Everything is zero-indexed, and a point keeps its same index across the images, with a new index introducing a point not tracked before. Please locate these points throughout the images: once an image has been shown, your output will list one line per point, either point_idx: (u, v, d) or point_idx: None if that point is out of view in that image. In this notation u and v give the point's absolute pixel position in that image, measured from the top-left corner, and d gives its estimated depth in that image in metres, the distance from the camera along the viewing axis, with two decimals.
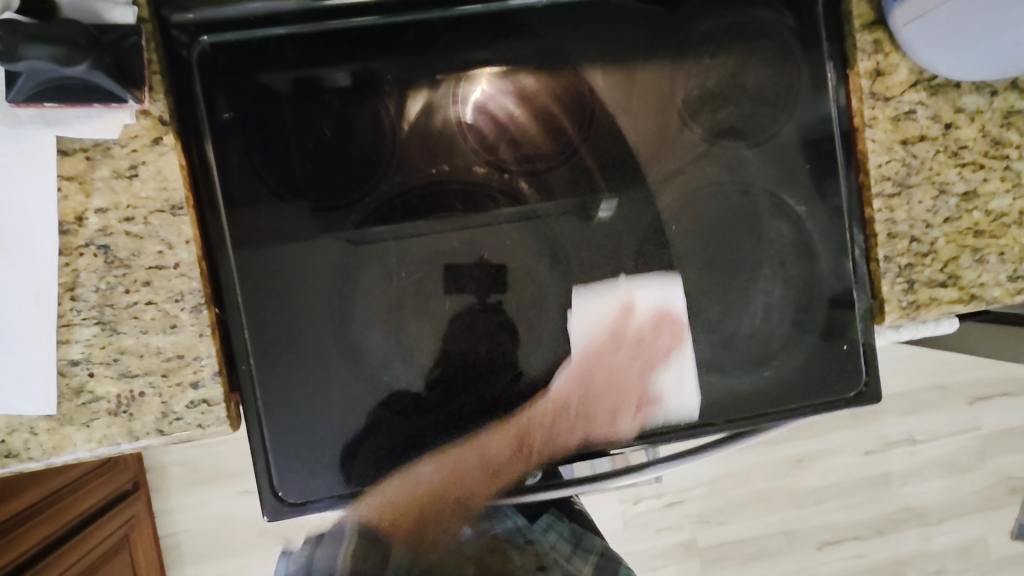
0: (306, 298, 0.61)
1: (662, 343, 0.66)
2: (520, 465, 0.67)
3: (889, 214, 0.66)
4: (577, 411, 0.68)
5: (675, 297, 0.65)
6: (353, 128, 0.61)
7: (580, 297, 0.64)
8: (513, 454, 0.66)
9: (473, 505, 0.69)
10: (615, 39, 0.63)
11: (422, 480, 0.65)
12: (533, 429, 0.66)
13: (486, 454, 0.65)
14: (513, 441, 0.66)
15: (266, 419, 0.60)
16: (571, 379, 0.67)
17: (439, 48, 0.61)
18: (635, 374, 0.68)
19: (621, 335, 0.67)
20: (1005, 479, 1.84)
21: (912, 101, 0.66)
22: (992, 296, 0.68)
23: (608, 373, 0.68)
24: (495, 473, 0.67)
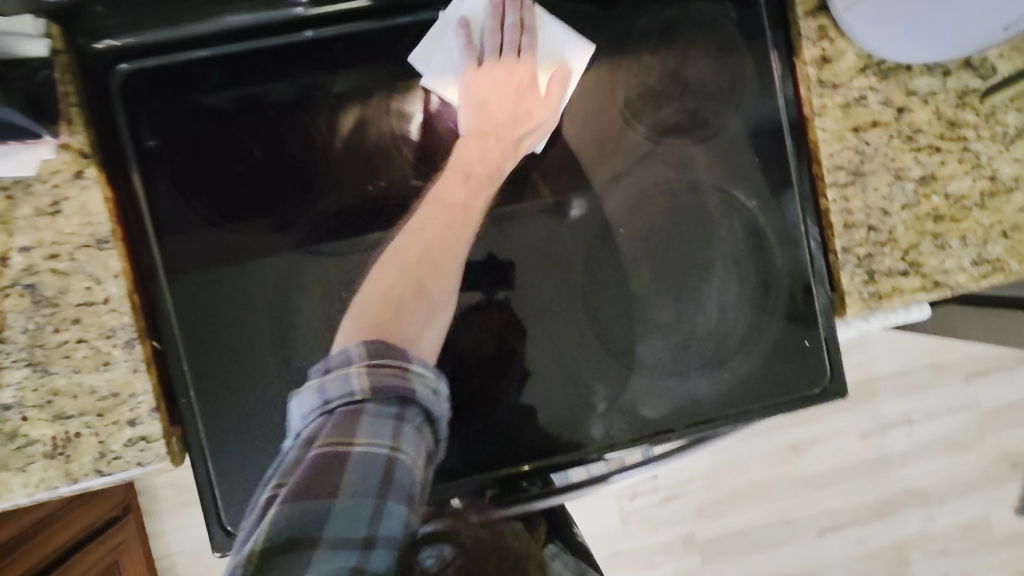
0: (245, 325, 0.59)
1: (516, 25, 0.60)
2: (481, 200, 0.58)
3: (845, 204, 0.64)
4: (492, 133, 0.59)
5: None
6: (283, 147, 0.59)
7: (418, 59, 0.59)
8: (468, 184, 0.58)
9: (449, 269, 0.56)
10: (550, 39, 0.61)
11: (376, 298, 0.53)
12: (472, 167, 0.58)
13: (443, 202, 0.57)
14: (461, 180, 0.58)
15: (212, 451, 0.59)
16: (467, 120, 0.60)
17: (369, 60, 0.59)
18: (524, 92, 0.60)
19: (486, 51, 0.60)
20: (1005, 455, 1.82)
21: (862, 86, 0.64)
22: (956, 281, 0.67)
23: (495, 81, 0.60)
24: (455, 212, 0.57)
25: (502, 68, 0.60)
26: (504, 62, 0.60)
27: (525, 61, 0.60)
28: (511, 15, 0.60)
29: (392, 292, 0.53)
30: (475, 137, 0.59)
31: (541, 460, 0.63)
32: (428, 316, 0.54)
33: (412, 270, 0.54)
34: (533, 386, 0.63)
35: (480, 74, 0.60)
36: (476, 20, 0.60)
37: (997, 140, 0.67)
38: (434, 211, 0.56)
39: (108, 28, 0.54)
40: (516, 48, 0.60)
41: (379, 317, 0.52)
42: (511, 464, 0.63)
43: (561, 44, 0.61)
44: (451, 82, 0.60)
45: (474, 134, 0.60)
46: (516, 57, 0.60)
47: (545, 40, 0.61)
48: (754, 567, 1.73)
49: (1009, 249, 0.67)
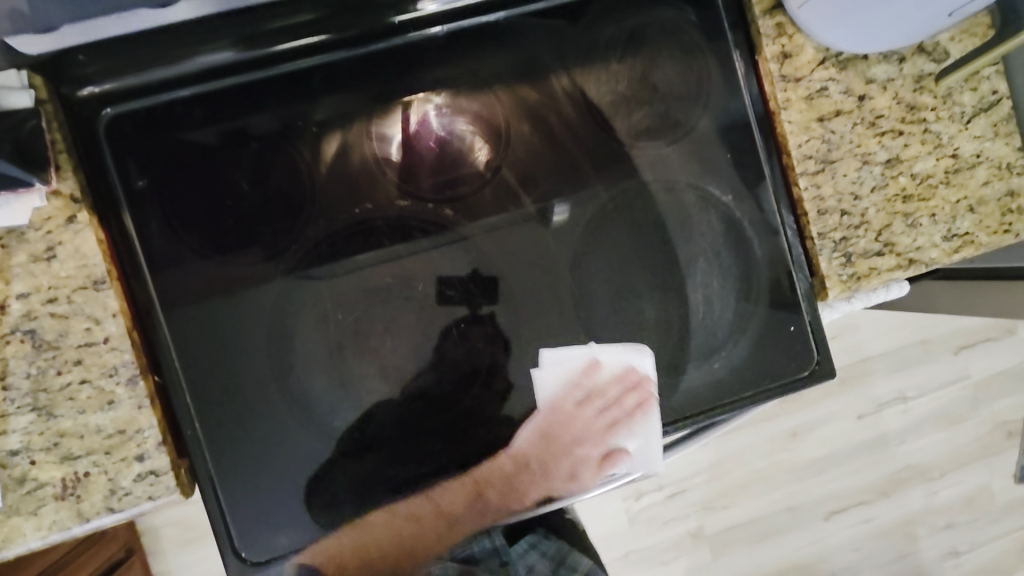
0: (244, 354, 0.60)
1: (632, 409, 0.66)
2: (487, 523, 0.66)
3: (816, 191, 0.67)
4: (534, 471, 0.65)
5: (633, 271, 0.66)
6: (269, 177, 0.61)
7: (547, 356, 0.64)
8: (470, 503, 0.64)
9: (424, 550, 0.67)
10: (520, 55, 0.63)
11: (405, 511, 0.63)
12: (489, 484, 0.64)
13: (441, 507, 0.64)
14: (464, 490, 0.64)
15: (221, 480, 0.60)
16: (532, 438, 0.64)
17: (347, 86, 0.61)
18: (598, 432, 0.66)
19: (585, 399, 0.65)
20: (999, 424, 1.85)
21: (823, 78, 0.67)
22: (929, 258, 0.69)
23: (573, 438, 0.65)
24: (444, 515, 0.64)
25: (598, 419, 0.66)
26: (595, 413, 0.66)
27: (587, 407, 0.65)
28: (634, 384, 0.65)
29: (421, 512, 0.63)
30: (545, 438, 0.65)
31: (544, 464, 0.64)
32: (418, 552, 0.66)
33: (440, 516, 0.64)
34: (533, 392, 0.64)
35: (582, 407, 0.65)
36: (604, 370, 0.65)
37: (955, 119, 0.70)
38: (478, 483, 0.64)
39: (90, 74, 0.56)
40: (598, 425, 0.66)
41: (371, 544, 0.63)
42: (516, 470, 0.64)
43: (636, 456, 0.66)
44: (574, 364, 0.65)
45: (537, 432, 0.64)
46: (620, 384, 0.65)
47: (633, 454, 0.66)
48: (764, 556, 1.74)
49: (976, 223, 0.70)
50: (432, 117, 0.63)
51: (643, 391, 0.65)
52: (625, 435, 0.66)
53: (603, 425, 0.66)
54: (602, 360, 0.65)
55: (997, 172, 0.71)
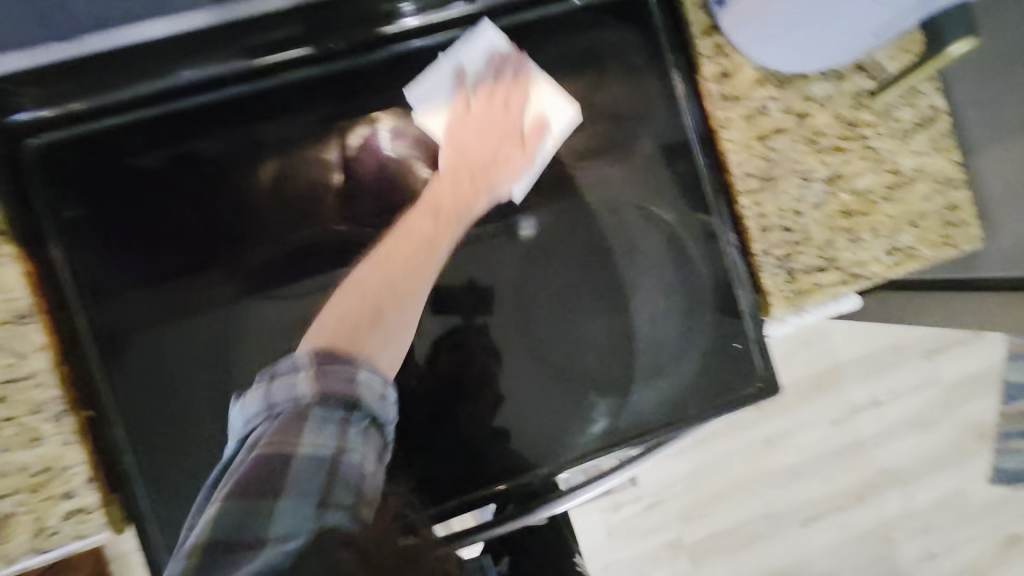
0: (179, 384, 0.59)
1: (529, 127, 0.65)
2: (450, 235, 0.60)
3: (758, 209, 0.68)
4: (467, 181, 0.63)
5: (496, 34, 0.63)
6: (203, 204, 0.59)
7: (415, 100, 0.63)
8: (440, 219, 0.60)
9: (409, 298, 0.55)
10: (457, 76, 0.63)
11: (355, 296, 0.53)
12: (444, 203, 0.61)
13: (430, 213, 0.60)
14: (432, 216, 0.60)
15: (154, 515, 0.59)
16: (452, 157, 0.63)
17: (283, 109, 0.60)
18: (501, 118, 0.65)
19: (481, 99, 0.65)
20: (972, 426, 1.87)
21: (763, 97, 0.68)
22: (870, 272, 0.70)
23: (483, 125, 0.64)
24: (422, 243, 0.58)
25: (493, 109, 0.65)
26: (494, 107, 0.65)
27: (506, 95, 0.65)
28: (509, 61, 0.64)
29: (376, 284, 0.55)
30: (470, 138, 0.64)
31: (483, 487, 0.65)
32: (404, 325, 0.54)
33: (416, 249, 0.57)
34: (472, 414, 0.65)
35: (467, 121, 0.64)
36: (473, 67, 0.64)
37: (895, 135, 0.71)
38: (436, 198, 0.61)
39: (17, 107, 0.56)
40: (506, 96, 0.65)
41: (355, 324, 0.52)
42: (458, 493, 0.65)
43: (555, 110, 0.66)
44: (440, 111, 0.64)
45: (449, 174, 0.63)
46: (512, 74, 0.64)
47: (540, 107, 0.65)
48: (743, 565, 1.73)
49: (919, 237, 0.71)
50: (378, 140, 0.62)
51: (518, 59, 0.64)
52: (523, 98, 0.65)
53: (522, 138, 0.65)
54: (467, 63, 0.63)
55: (938, 187, 0.72)
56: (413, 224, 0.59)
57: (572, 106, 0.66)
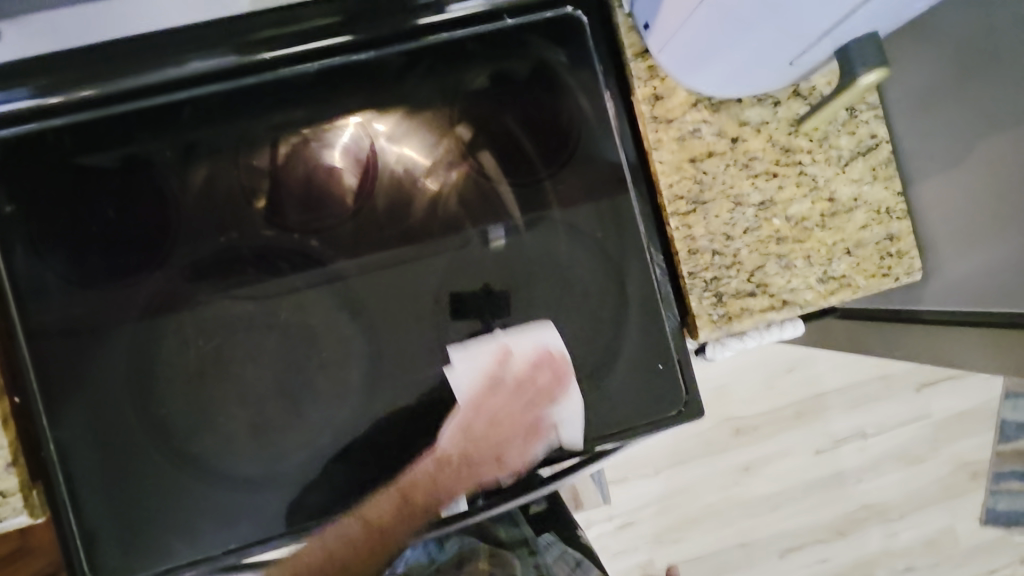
0: (102, 376, 0.61)
1: (551, 383, 0.66)
2: (420, 513, 0.64)
3: (687, 231, 0.68)
4: (462, 466, 0.64)
5: (552, 336, 0.66)
6: (136, 206, 0.62)
7: (456, 355, 0.64)
8: (398, 508, 0.63)
9: (405, 526, 0.64)
10: (501, 352, 0.65)
11: (359, 525, 0.64)
12: (416, 489, 0.63)
13: (400, 490, 0.63)
14: (396, 498, 0.63)
15: (76, 501, 0.60)
16: (461, 433, 0.64)
17: (217, 119, 0.63)
18: (523, 418, 0.66)
19: (504, 384, 0.66)
20: (963, 464, 1.81)
21: (695, 120, 0.69)
22: (803, 299, 0.69)
23: (497, 414, 0.65)
24: (412, 511, 0.63)
25: (518, 411, 0.66)
26: (518, 402, 0.66)
27: (533, 393, 0.66)
28: (554, 362, 0.66)
29: (353, 533, 0.64)
30: (481, 424, 0.65)
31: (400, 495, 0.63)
32: (400, 543, 0.65)
33: (379, 533, 0.64)
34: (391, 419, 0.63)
35: (496, 391, 0.65)
36: (518, 352, 0.65)
37: (832, 163, 0.71)
38: (415, 476, 0.63)
39: None
40: (532, 399, 0.66)
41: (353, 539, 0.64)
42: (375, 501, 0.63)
43: (569, 428, 0.66)
44: (482, 360, 0.65)
45: (461, 450, 0.64)
46: (553, 375, 0.66)
47: (562, 424, 0.66)
48: None
49: (854, 265, 0.70)
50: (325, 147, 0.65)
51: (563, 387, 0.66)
52: (548, 408, 0.66)
53: (528, 437, 0.66)
54: (516, 346, 0.65)
55: (876, 217, 0.71)
56: (389, 495, 0.63)
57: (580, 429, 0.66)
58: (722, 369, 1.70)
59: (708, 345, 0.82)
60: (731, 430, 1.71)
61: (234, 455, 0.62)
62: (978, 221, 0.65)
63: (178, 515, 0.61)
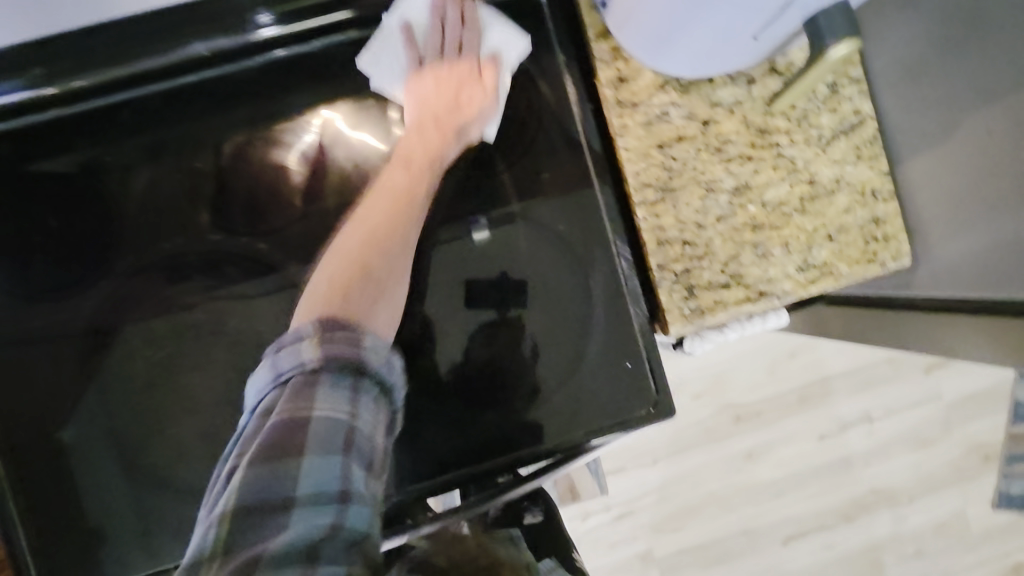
0: (48, 388, 0.59)
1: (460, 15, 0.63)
2: (425, 179, 0.61)
3: (656, 221, 0.64)
4: (438, 121, 0.62)
5: (416, 10, 0.63)
6: (76, 212, 0.60)
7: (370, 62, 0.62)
8: (411, 164, 0.60)
9: (394, 248, 0.57)
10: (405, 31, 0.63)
11: (335, 267, 0.55)
12: (417, 157, 0.61)
13: (392, 187, 0.59)
14: (390, 198, 0.58)
15: (26, 515, 0.59)
16: (418, 126, 0.62)
17: (156, 119, 0.60)
18: (467, 80, 0.63)
19: (431, 55, 0.63)
20: (975, 447, 1.76)
21: (663, 102, 0.64)
22: (781, 290, 0.66)
23: (439, 90, 0.62)
24: (399, 197, 0.58)
25: (457, 93, 0.64)
26: (448, 58, 0.63)
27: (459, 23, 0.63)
28: (455, 13, 0.63)
29: (345, 280, 0.54)
30: (428, 114, 0.63)
31: None
32: (384, 316, 0.54)
33: (401, 206, 0.58)
34: None
35: (426, 78, 0.63)
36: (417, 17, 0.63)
37: (812, 143, 0.66)
38: (394, 186, 0.59)
39: None
40: (457, 48, 0.63)
41: (335, 292, 0.53)
42: None
43: (503, 42, 0.64)
44: (394, 56, 0.63)
45: (415, 126, 0.62)
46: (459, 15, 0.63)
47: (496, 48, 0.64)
48: None
49: (836, 252, 0.66)
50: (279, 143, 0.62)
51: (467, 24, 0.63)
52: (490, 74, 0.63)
53: (479, 74, 0.63)
54: (416, 23, 0.63)
55: (860, 199, 0.67)
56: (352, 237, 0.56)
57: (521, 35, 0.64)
58: (721, 356, 1.66)
59: (687, 339, 0.80)
60: (732, 417, 1.67)
61: (187, 466, 0.60)
62: (977, 206, 0.58)
63: (131, 528, 0.60)
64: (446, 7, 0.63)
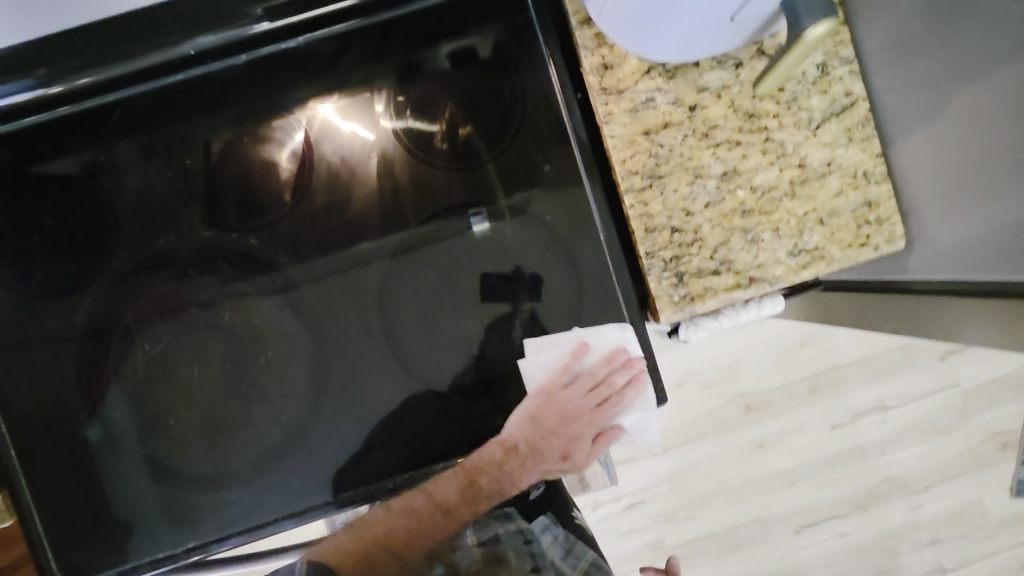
0: (53, 383, 0.62)
1: (624, 385, 0.64)
2: (465, 505, 0.71)
3: (643, 209, 0.64)
4: (529, 453, 0.66)
5: (631, 341, 0.65)
6: (74, 214, 0.62)
7: (531, 346, 0.64)
8: (463, 492, 0.69)
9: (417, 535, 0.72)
10: (577, 347, 0.64)
11: (363, 531, 0.72)
12: (483, 471, 0.66)
13: (434, 497, 0.69)
14: (460, 481, 0.68)
15: (38, 505, 0.61)
16: (524, 427, 0.64)
17: (149, 121, 0.62)
18: (593, 415, 0.65)
19: (577, 381, 0.65)
20: (994, 434, 1.73)
21: (648, 89, 0.64)
22: (773, 274, 0.65)
23: (564, 414, 0.65)
24: (443, 513, 0.71)
25: (590, 420, 0.66)
26: (590, 406, 0.65)
27: (624, 394, 0.65)
28: (625, 365, 0.65)
29: (402, 525, 0.71)
30: (550, 409, 0.65)
31: (354, 490, 0.63)
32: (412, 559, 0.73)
33: (437, 509, 0.70)
34: (343, 413, 0.64)
35: (574, 372, 0.64)
36: (596, 344, 0.65)
37: (802, 126, 0.65)
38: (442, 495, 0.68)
39: None
40: (611, 388, 0.65)
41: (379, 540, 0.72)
42: (323, 498, 0.63)
43: (634, 420, 0.66)
44: (558, 344, 0.65)
45: (514, 450, 0.65)
46: (626, 371, 0.65)
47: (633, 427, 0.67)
48: (729, 570, 1.68)
49: (828, 236, 0.66)
50: (269, 139, 0.64)
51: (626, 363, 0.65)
52: (618, 416, 0.66)
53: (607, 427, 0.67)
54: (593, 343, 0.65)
55: (852, 181, 0.66)
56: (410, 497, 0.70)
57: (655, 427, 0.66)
58: (730, 346, 1.65)
59: (682, 326, 0.79)
60: (741, 406, 1.66)
61: (186, 455, 0.63)
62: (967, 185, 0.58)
63: (137, 513, 0.62)
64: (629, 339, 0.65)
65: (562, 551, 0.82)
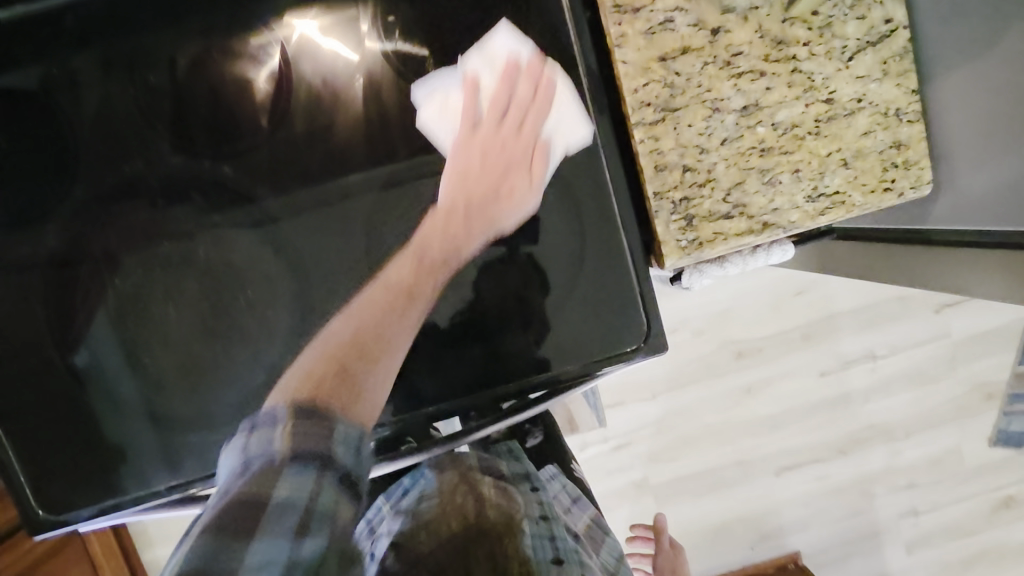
0: (17, 317, 0.58)
1: (533, 93, 0.60)
2: (434, 279, 0.55)
3: (654, 144, 0.59)
4: (471, 212, 0.59)
5: (518, 39, 0.59)
6: (28, 132, 0.56)
7: (423, 96, 0.59)
8: (422, 270, 0.54)
9: (367, 377, 0.47)
10: (469, 72, 0.59)
11: (321, 353, 0.48)
12: (432, 241, 0.56)
13: (388, 283, 0.53)
14: (413, 262, 0.55)
15: (14, 439, 0.60)
16: (455, 182, 0.59)
17: (103, 28, 0.55)
18: (518, 148, 0.60)
19: (488, 114, 0.60)
20: (980, 385, 1.75)
21: (667, 8, 0.57)
22: (789, 220, 0.61)
23: (487, 151, 0.60)
24: (398, 299, 0.52)
25: (505, 135, 0.60)
26: (507, 131, 0.60)
27: (530, 94, 0.60)
28: (528, 70, 0.59)
29: (331, 373, 0.46)
30: (471, 153, 0.59)
31: None
32: (373, 393, 0.47)
33: (406, 299, 0.53)
34: None
35: (481, 118, 0.60)
36: (486, 78, 0.60)
37: (834, 56, 0.59)
38: (397, 272, 0.54)
39: None
40: (512, 92, 0.60)
41: (324, 380, 0.46)
42: None
43: (562, 128, 0.60)
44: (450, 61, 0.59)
45: (446, 207, 0.58)
46: (531, 87, 0.60)
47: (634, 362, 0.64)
48: (709, 508, 1.73)
49: (850, 180, 0.61)
50: (240, 53, 0.57)
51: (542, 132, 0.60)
52: (541, 120, 0.60)
53: (527, 164, 0.60)
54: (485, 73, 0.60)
55: (882, 120, 0.60)
56: (309, 357, 0.48)
57: (584, 124, 0.59)
58: (725, 292, 1.63)
59: (685, 274, 0.75)
60: (733, 353, 1.66)
61: (163, 394, 0.60)
62: (992, 122, 0.56)
63: (115, 451, 0.61)
64: (520, 45, 0.59)
65: (569, 498, 0.85)
